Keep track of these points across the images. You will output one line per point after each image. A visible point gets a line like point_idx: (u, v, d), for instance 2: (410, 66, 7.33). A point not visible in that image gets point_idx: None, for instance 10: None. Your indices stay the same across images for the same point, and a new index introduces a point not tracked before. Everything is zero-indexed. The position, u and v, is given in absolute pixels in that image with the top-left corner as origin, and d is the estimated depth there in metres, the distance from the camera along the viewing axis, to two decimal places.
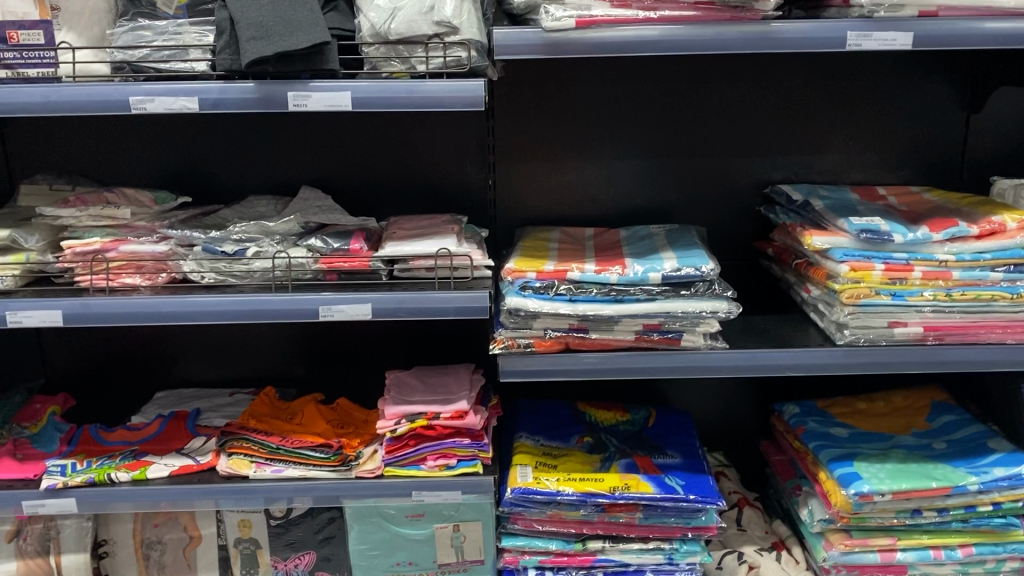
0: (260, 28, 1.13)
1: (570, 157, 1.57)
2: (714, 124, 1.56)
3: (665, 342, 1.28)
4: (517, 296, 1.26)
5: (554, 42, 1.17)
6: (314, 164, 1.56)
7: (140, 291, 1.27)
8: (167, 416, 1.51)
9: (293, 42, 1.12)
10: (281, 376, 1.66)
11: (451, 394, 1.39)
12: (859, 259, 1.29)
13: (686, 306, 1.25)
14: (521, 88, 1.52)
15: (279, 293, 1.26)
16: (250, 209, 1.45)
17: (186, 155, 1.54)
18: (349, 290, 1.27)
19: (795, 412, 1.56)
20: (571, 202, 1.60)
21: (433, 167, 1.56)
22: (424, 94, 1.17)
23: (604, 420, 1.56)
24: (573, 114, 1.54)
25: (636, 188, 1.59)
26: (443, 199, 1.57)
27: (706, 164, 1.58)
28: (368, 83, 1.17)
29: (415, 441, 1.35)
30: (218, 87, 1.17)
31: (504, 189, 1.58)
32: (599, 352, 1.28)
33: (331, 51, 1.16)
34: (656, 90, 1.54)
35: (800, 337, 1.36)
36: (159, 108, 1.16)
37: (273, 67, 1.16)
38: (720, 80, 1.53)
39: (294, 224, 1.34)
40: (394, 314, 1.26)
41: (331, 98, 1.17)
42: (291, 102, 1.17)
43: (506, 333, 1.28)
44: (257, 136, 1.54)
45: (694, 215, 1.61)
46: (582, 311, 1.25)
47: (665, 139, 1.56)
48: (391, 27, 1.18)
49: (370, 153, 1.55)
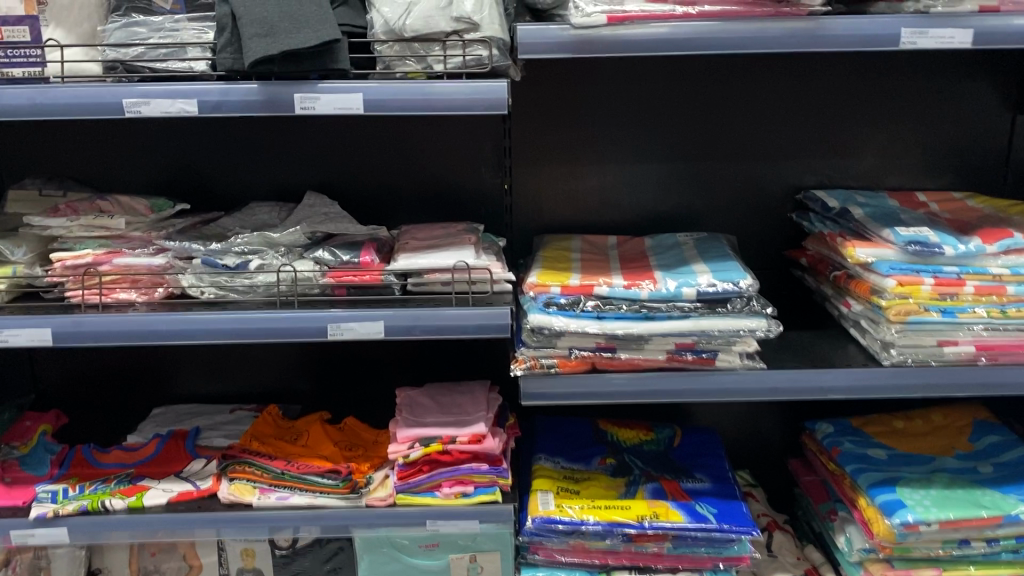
0: (265, 23, 1.05)
1: (592, 161, 1.48)
2: (745, 125, 1.47)
3: (699, 362, 1.19)
4: (541, 313, 1.17)
5: (584, 39, 1.08)
6: (320, 168, 1.47)
7: (136, 308, 1.19)
8: (165, 434, 1.44)
9: (300, 39, 1.04)
10: (285, 391, 1.57)
11: (467, 416, 1.31)
12: (906, 273, 1.20)
13: (722, 325, 1.16)
14: (540, 87, 1.43)
15: (285, 310, 1.18)
16: (251, 217, 1.37)
17: (185, 159, 1.45)
18: (360, 306, 1.19)
19: (829, 432, 1.48)
20: (591, 208, 1.51)
21: (447, 171, 1.47)
22: (443, 96, 1.09)
23: (627, 439, 1.48)
24: (595, 115, 1.45)
25: (661, 193, 1.50)
26: (456, 205, 1.48)
27: (736, 168, 1.49)
28: (380, 84, 1.08)
29: (429, 466, 1.26)
30: (219, 89, 1.08)
31: (522, 194, 1.49)
32: (628, 373, 1.19)
33: (342, 50, 1.08)
34: (684, 89, 1.45)
35: (841, 355, 1.27)
36: (156, 111, 1.08)
37: (278, 67, 1.07)
38: (751, 79, 1.44)
39: (299, 236, 1.24)
40: (409, 331, 1.18)
41: (341, 100, 1.08)
42: (298, 104, 1.09)
43: (528, 351, 1.19)
44: (260, 139, 1.45)
45: (721, 222, 1.52)
46: (610, 330, 1.16)
47: (693, 142, 1.47)
48: (406, 23, 1.08)
49: (379, 157, 1.46)
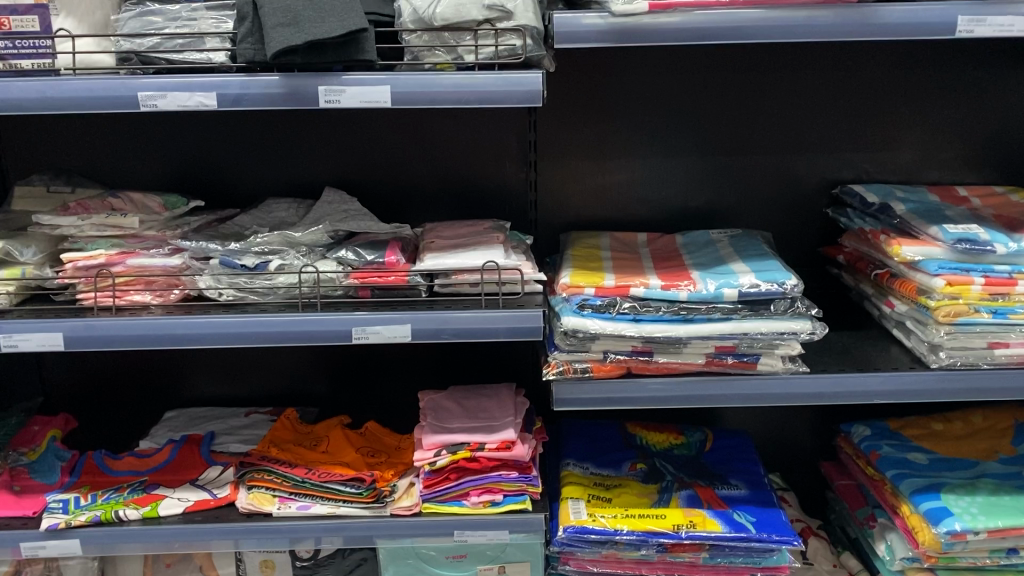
0: (288, 12, 0.99)
1: (620, 155, 1.43)
2: (780, 118, 1.41)
3: (740, 366, 1.14)
4: (575, 316, 1.12)
5: (624, 28, 1.03)
6: (338, 163, 1.41)
7: (152, 311, 1.14)
8: (179, 440, 1.39)
9: (325, 29, 0.99)
10: (302, 394, 1.52)
11: (495, 421, 1.26)
12: (955, 273, 1.14)
13: (764, 328, 1.11)
14: (567, 79, 1.38)
15: (307, 313, 1.13)
16: (268, 214, 1.31)
17: (199, 154, 1.40)
18: (385, 309, 1.13)
19: (866, 435, 1.43)
20: (619, 203, 1.46)
21: (470, 166, 1.42)
22: (475, 88, 1.03)
23: (657, 443, 1.43)
24: (624, 107, 1.40)
25: (692, 189, 1.45)
26: (480, 201, 1.43)
27: (769, 162, 1.44)
28: (409, 75, 1.03)
29: (456, 474, 1.21)
30: (239, 81, 1.03)
31: (547, 190, 1.44)
32: (664, 377, 1.15)
33: (367, 40, 1.03)
34: (717, 81, 1.39)
35: (884, 358, 1.22)
36: (172, 104, 1.03)
37: (302, 58, 1.02)
38: (787, 70, 1.39)
39: (321, 234, 1.18)
40: (436, 335, 1.12)
41: (368, 93, 1.03)
42: (322, 97, 1.03)
43: (561, 356, 1.14)
44: (277, 134, 1.39)
45: (753, 218, 1.47)
46: (648, 333, 1.11)
47: (725, 136, 1.42)
48: (436, 11, 1.03)
49: (400, 151, 1.41)
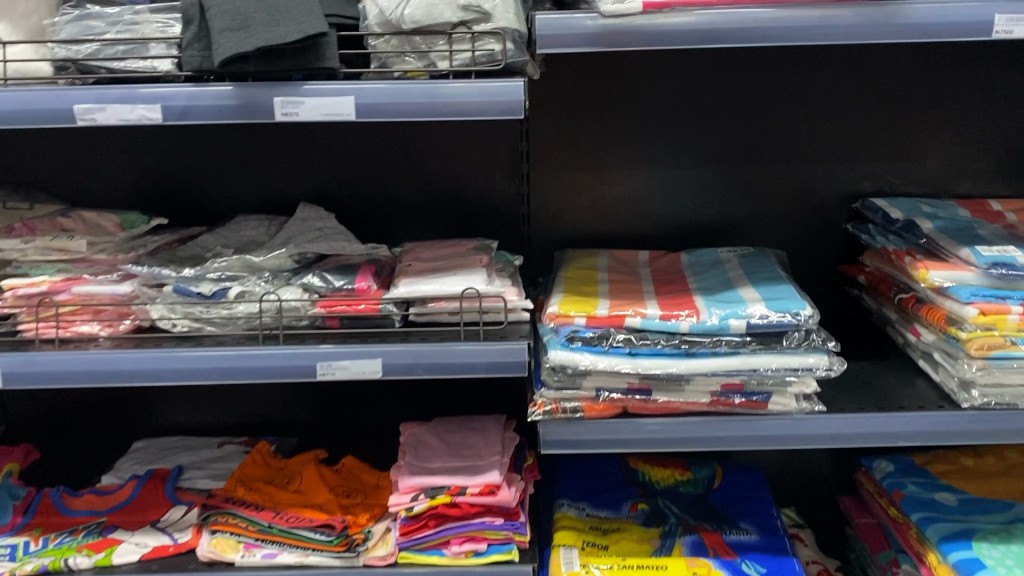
0: (237, 14, 0.89)
1: (620, 166, 1.31)
2: (795, 125, 1.30)
3: (749, 406, 1.03)
4: (563, 350, 1.01)
5: (616, 31, 0.91)
6: (315, 175, 1.31)
7: (99, 343, 1.03)
8: (144, 475, 1.29)
9: (279, 33, 0.88)
10: (280, 422, 1.42)
11: (479, 460, 1.15)
12: (990, 301, 1.02)
13: (775, 364, 0.99)
14: (562, 84, 1.27)
15: (267, 347, 1.02)
16: (236, 233, 1.21)
17: (164, 167, 1.30)
18: (354, 341, 1.03)
19: (889, 471, 1.31)
20: (619, 218, 1.34)
21: (457, 179, 1.31)
22: (449, 99, 0.93)
23: (660, 480, 1.32)
24: (625, 113, 1.29)
25: (699, 202, 1.33)
26: (468, 216, 1.32)
27: (783, 173, 1.32)
28: (375, 85, 0.93)
29: (435, 521, 1.11)
30: (186, 92, 0.92)
31: (541, 203, 1.33)
32: (664, 419, 1.03)
33: (329, 45, 0.92)
34: (726, 86, 1.28)
35: (909, 393, 1.10)
36: (112, 118, 0.92)
37: (254, 66, 0.91)
38: (802, 73, 1.27)
39: (285, 260, 1.09)
40: (410, 371, 1.02)
41: (330, 104, 0.92)
42: (278, 109, 0.93)
43: (549, 394, 1.03)
44: (248, 145, 1.29)
45: (766, 234, 1.35)
46: (645, 370, 1.00)
47: (735, 145, 1.30)
48: (404, 13, 0.92)
49: (381, 163, 1.30)
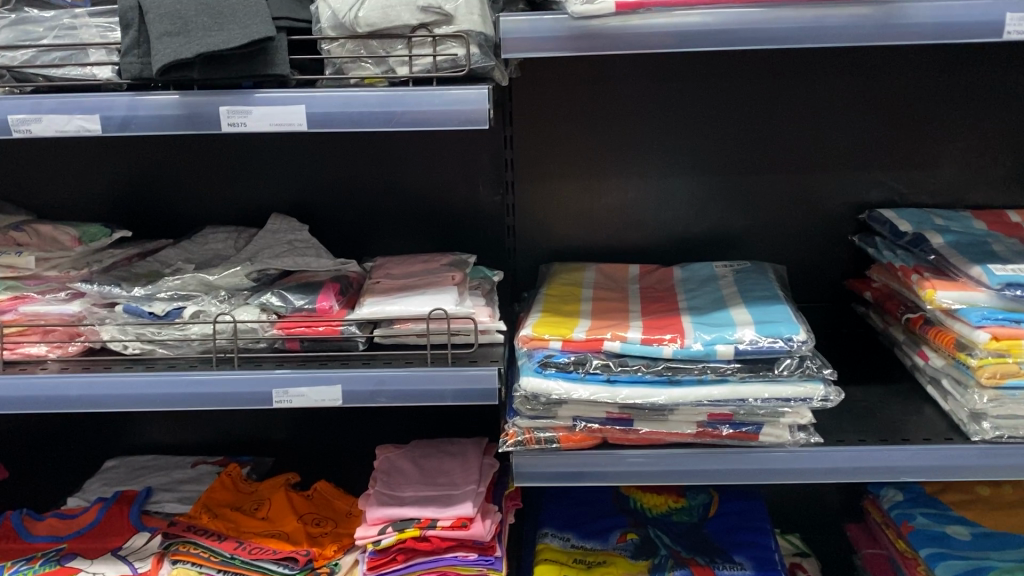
0: (177, 18, 0.82)
1: (610, 175, 1.24)
2: (797, 132, 1.21)
3: (738, 437, 0.95)
4: (535, 376, 0.93)
5: (588, 34, 0.84)
6: (289, 185, 1.24)
7: (47, 366, 0.97)
8: (110, 497, 1.22)
9: (223, 38, 0.82)
10: (257, 441, 1.36)
11: (454, 489, 1.08)
12: (1003, 325, 0.93)
13: (766, 394, 0.92)
14: (547, 88, 1.20)
15: (221, 371, 0.95)
16: (201, 247, 1.15)
17: (132, 177, 1.24)
18: (314, 366, 0.96)
19: (898, 501, 1.23)
20: (610, 229, 1.27)
21: (437, 188, 1.24)
22: (408, 109, 0.86)
23: (653, 507, 1.24)
24: (614, 119, 1.21)
25: (694, 213, 1.26)
26: (450, 227, 1.26)
27: (784, 181, 1.24)
28: (329, 93, 0.86)
29: (404, 555, 1.04)
30: (125, 101, 0.86)
31: (527, 214, 1.26)
32: (647, 451, 0.96)
33: (279, 50, 0.85)
34: (723, 91, 1.20)
35: (917, 422, 1.02)
36: (49, 130, 0.86)
37: (198, 73, 0.84)
38: (805, 76, 1.19)
39: (243, 279, 1.03)
40: (373, 398, 0.95)
41: (279, 114, 0.86)
42: (224, 119, 0.86)
43: (522, 423, 0.95)
44: (218, 153, 1.23)
45: (766, 246, 1.27)
46: (624, 399, 0.92)
47: (733, 152, 1.22)
48: (358, 15, 0.85)
49: (357, 172, 1.23)
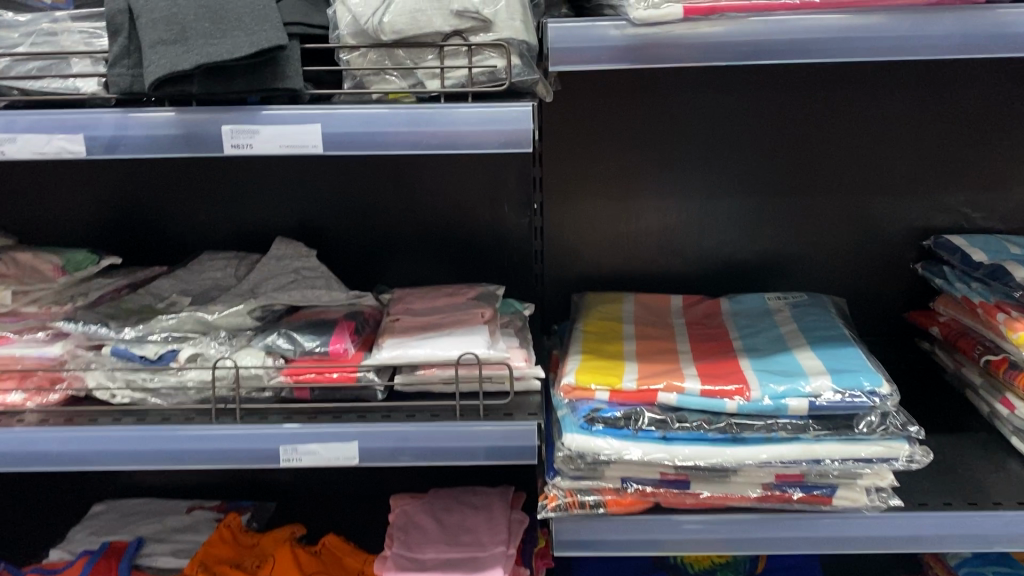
0: (173, 23, 0.71)
1: (649, 196, 1.13)
2: (856, 150, 1.10)
3: (810, 501, 0.84)
4: (582, 434, 0.82)
5: (648, 42, 0.73)
6: (295, 205, 1.13)
7: (24, 418, 0.85)
8: (97, 550, 1.10)
9: (227, 47, 0.70)
10: (258, 484, 1.24)
11: (481, 550, 0.96)
12: None
13: (845, 454, 0.80)
14: (582, 101, 1.08)
15: (222, 424, 0.84)
16: (199, 276, 1.04)
17: (123, 196, 1.12)
18: (326, 418, 0.84)
19: (966, 557, 1.11)
20: (647, 255, 1.16)
21: (458, 209, 1.13)
22: (440, 129, 0.74)
23: (695, 562, 1.12)
24: (655, 136, 1.10)
25: (741, 238, 1.14)
26: (472, 252, 1.15)
27: (841, 204, 1.12)
28: (349, 110, 0.74)
29: None
30: (114, 119, 0.75)
31: (557, 238, 1.15)
32: (706, 516, 0.84)
33: (291, 60, 0.74)
34: (776, 104, 1.08)
35: (1006, 479, 0.90)
36: (25, 151, 0.75)
37: (198, 87, 0.73)
38: (866, 89, 1.08)
39: (246, 317, 0.91)
40: (395, 455, 0.83)
41: (291, 134, 0.74)
42: (227, 140, 0.75)
43: (563, 484, 0.84)
44: (216, 172, 1.11)
45: (820, 274, 1.16)
46: (682, 460, 0.81)
47: (786, 172, 1.11)
48: (384, 20, 0.73)
49: (372, 192, 1.12)
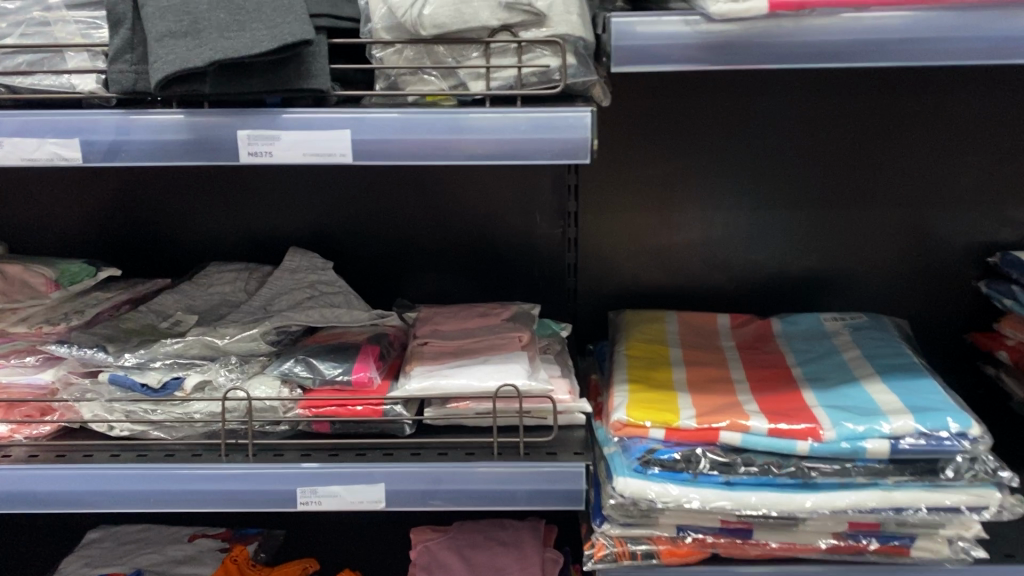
0: (183, 13, 0.62)
1: (692, 206, 1.04)
2: (918, 158, 1.02)
3: (885, 553, 0.76)
4: (635, 478, 0.74)
5: (725, 41, 0.64)
6: (309, 211, 1.04)
7: (11, 453, 0.76)
8: None
9: (244, 41, 0.62)
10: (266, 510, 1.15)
11: None
12: None
13: (928, 501, 0.73)
14: (623, 102, 1.00)
15: (232, 463, 0.75)
16: (206, 289, 0.95)
17: (125, 203, 1.03)
18: (349, 457, 0.76)
19: None
20: (689, 270, 1.07)
21: (486, 219, 1.04)
22: (485, 138, 0.66)
23: None
24: (700, 141, 1.01)
25: (790, 252, 1.06)
26: (501, 265, 1.06)
27: (899, 217, 1.04)
28: (382, 114, 0.66)
29: None
30: (115, 122, 0.66)
31: (592, 250, 1.06)
32: (769, 567, 0.76)
33: (316, 57, 0.65)
34: (833, 107, 1.00)
35: None
36: (14, 157, 0.66)
37: (211, 87, 0.64)
38: (931, 92, 1.00)
39: (260, 343, 0.82)
40: (425, 499, 0.75)
41: (317, 141, 0.66)
42: (244, 147, 0.66)
43: (611, 532, 0.76)
44: (225, 179, 1.03)
45: (875, 292, 1.07)
46: (745, 507, 0.73)
47: (841, 181, 1.03)
48: (424, 12, 0.64)
49: (393, 199, 1.04)
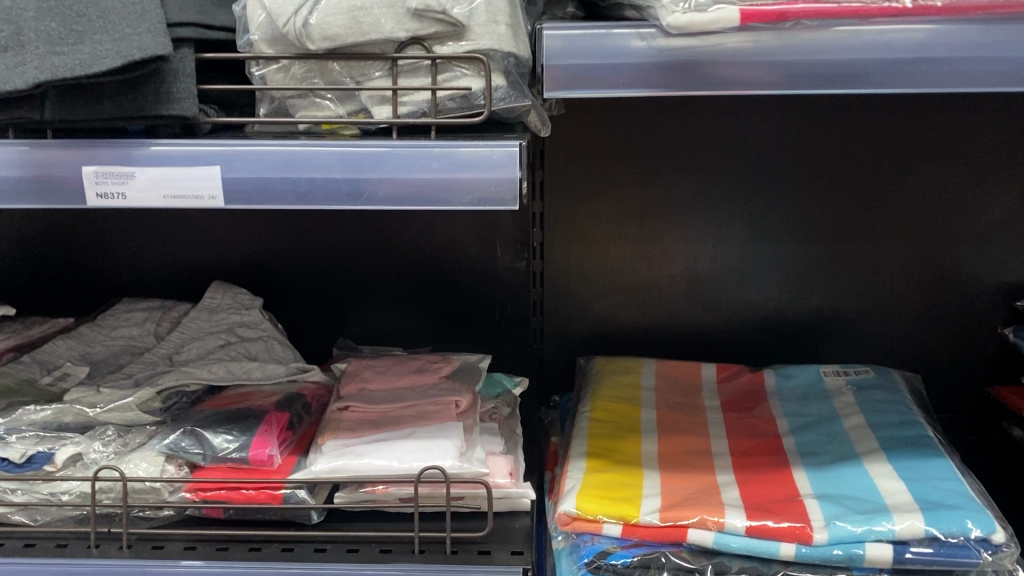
0: (4, 21, 0.50)
1: (676, 239, 0.91)
2: (937, 188, 0.88)
3: None
4: None
5: (689, 60, 0.51)
6: (238, 240, 0.92)
7: None
8: None
9: (82, 58, 0.49)
10: None
11: None
12: None
13: None
14: (596, 120, 0.87)
15: (100, 557, 0.63)
16: (109, 333, 0.83)
17: (34, 229, 0.91)
18: (239, 551, 0.63)
19: None
20: (671, 310, 0.94)
21: (440, 253, 0.91)
22: (387, 177, 0.53)
23: None
24: (684, 166, 0.88)
25: (788, 290, 0.92)
26: (457, 303, 0.93)
27: (913, 253, 0.90)
28: (261, 148, 0.53)
29: None
30: None
31: (561, 286, 0.93)
32: None
33: (178, 77, 0.52)
34: (840, 128, 0.87)
35: None
36: None
37: (46, 114, 0.52)
38: (953, 113, 0.86)
39: (139, 413, 0.69)
40: None
41: (179, 181, 0.53)
42: (90, 186, 0.53)
43: None
44: (144, 216, 0.91)
45: (884, 337, 0.93)
46: None
47: (848, 210, 0.89)
48: (310, 20, 0.51)
49: (333, 229, 0.91)
